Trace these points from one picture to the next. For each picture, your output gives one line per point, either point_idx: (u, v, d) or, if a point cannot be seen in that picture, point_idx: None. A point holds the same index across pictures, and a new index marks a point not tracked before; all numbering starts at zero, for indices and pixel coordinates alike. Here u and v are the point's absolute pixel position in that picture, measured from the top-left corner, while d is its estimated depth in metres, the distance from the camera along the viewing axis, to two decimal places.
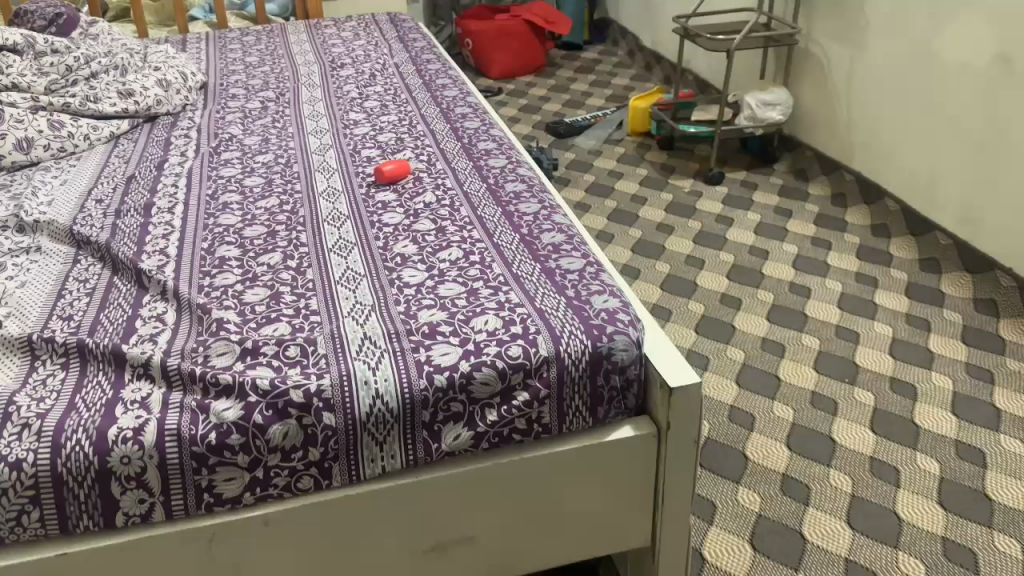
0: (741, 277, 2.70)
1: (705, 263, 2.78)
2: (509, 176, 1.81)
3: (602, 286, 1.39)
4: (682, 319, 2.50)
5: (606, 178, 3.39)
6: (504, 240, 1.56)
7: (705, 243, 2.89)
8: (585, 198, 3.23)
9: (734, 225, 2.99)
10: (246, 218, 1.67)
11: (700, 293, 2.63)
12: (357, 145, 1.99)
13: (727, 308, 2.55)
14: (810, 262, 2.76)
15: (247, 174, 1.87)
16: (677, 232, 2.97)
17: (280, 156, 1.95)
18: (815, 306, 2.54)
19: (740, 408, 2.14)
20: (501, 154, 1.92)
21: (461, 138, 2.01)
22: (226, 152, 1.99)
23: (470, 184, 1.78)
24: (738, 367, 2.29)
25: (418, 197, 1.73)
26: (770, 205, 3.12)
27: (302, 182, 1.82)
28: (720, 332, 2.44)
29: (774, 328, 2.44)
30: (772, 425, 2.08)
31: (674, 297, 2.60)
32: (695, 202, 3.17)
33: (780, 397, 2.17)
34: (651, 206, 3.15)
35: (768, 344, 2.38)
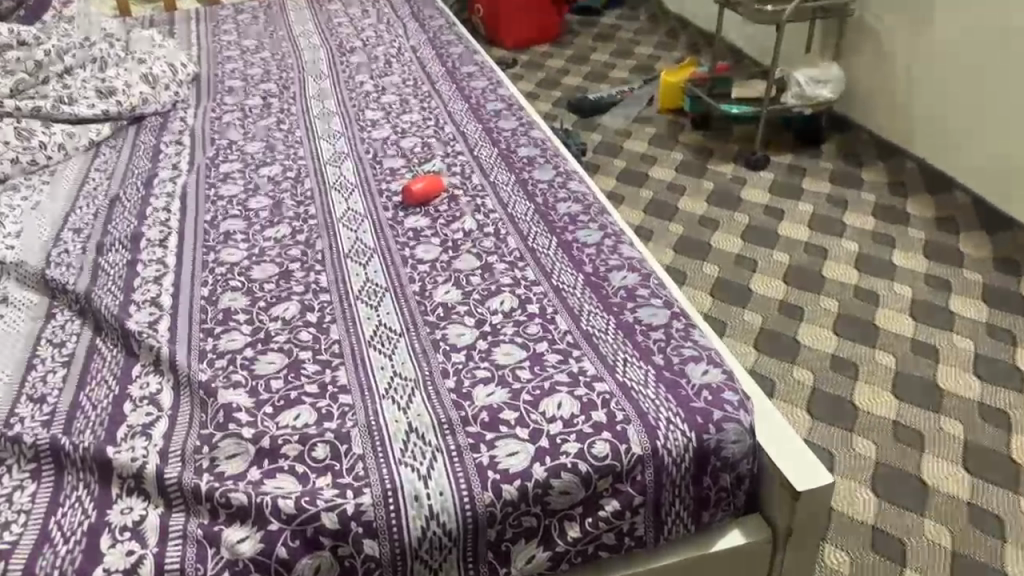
0: (800, 279, 2.43)
1: (756, 264, 2.52)
2: (559, 194, 1.55)
3: (696, 350, 1.15)
4: (738, 331, 2.25)
5: (638, 163, 3.12)
6: (564, 283, 1.31)
7: (755, 242, 2.63)
8: (616, 187, 2.97)
9: (785, 219, 2.73)
10: (255, 258, 1.42)
11: (754, 301, 2.36)
12: (379, 155, 1.73)
13: (787, 317, 2.28)
14: (873, 262, 2.50)
15: (252, 195, 1.61)
16: (721, 228, 2.71)
17: (290, 171, 1.69)
18: (885, 315, 2.28)
19: (814, 442, 1.89)
20: (546, 164, 1.66)
21: (498, 145, 1.75)
22: (225, 164, 1.72)
23: (516, 207, 1.52)
24: (808, 390, 2.03)
25: (456, 224, 1.48)
26: (821, 193, 2.85)
27: (318, 206, 1.56)
28: (782, 348, 2.18)
29: (842, 340, 2.19)
30: (854, 462, 1.84)
31: (726, 306, 2.34)
32: (739, 191, 2.91)
33: (859, 427, 1.93)
34: (690, 197, 2.89)
35: (837, 361, 2.12)
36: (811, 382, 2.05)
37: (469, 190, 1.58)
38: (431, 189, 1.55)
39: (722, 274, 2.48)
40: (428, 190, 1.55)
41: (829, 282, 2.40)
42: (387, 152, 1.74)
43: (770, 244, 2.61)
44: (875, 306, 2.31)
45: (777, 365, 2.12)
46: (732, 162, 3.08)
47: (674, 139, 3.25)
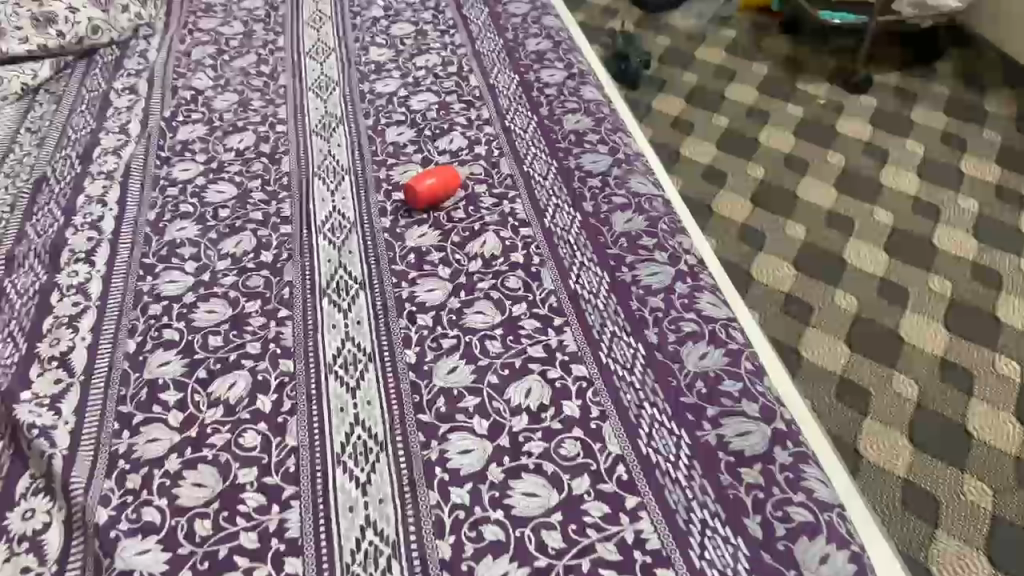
0: (905, 252, 2.02)
1: (853, 226, 2.09)
2: (615, 207, 1.17)
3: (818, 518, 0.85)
4: (825, 320, 1.87)
5: (712, 78, 2.61)
6: (616, 359, 0.99)
7: (853, 193, 2.18)
8: (687, 110, 2.50)
9: (890, 162, 2.26)
10: (203, 290, 1.06)
11: (848, 277, 1.97)
12: (381, 122, 1.32)
13: (888, 304, 1.90)
14: (998, 229, 2.05)
15: (214, 181, 1.23)
16: (810, 172, 2.26)
17: (264, 143, 1.29)
18: (1011, 306, 1.87)
19: (916, 486, 1.56)
20: (600, 148, 1.25)
21: (537, 111, 1.32)
22: (185, 128, 1.34)
23: (557, 228, 1.14)
24: (910, 410, 1.68)
25: (473, 249, 1.12)
26: (935, 129, 2.35)
27: (294, 204, 1.18)
28: (881, 346, 1.81)
29: (954, 342, 1.81)
30: (965, 521, 1.51)
31: (814, 283, 1.95)
32: (834, 120, 2.42)
33: (972, 466, 1.59)
34: (775, 126, 2.42)
35: (948, 369, 1.75)
36: (916, 403, 1.68)
37: (495, 188, 1.19)
38: (444, 185, 1.16)
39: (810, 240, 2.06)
40: (439, 187, 1.16)
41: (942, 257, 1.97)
42: (393, 117, 1.33)
43: (870, 197, 2.17)
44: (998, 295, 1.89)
45: (873, 371, 1.76)
46: (827, 81, 2.56)
47: (755, 47, 2.72)
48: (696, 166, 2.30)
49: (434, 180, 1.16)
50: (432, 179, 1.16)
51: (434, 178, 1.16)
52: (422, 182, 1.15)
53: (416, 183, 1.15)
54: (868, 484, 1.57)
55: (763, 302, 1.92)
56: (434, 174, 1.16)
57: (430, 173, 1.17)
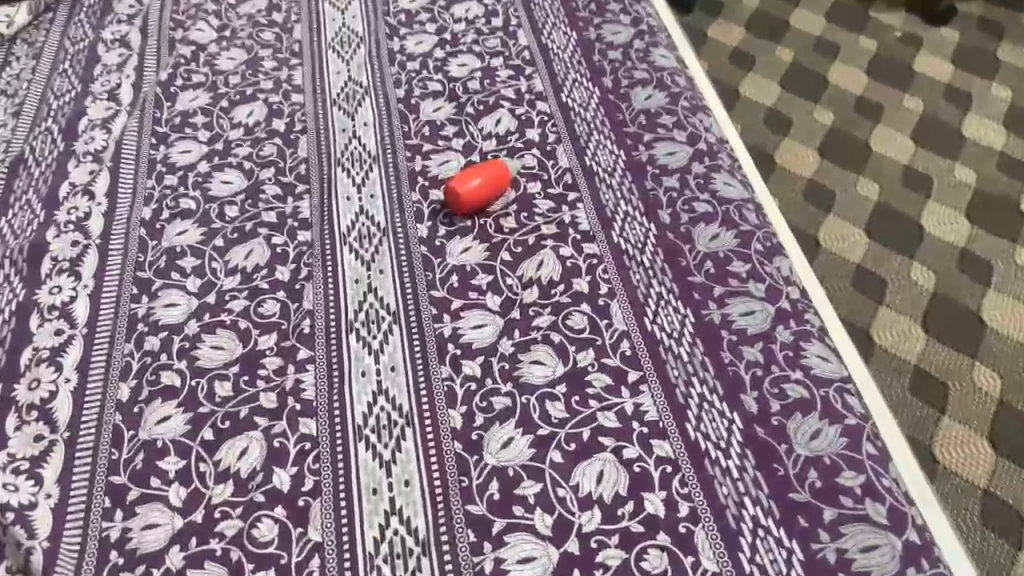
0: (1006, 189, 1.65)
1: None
2: (699, 215, 0.95)
3: None
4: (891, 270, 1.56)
5: None
6: (707, 433, 0.77)
7: (944, 117, 1.77)
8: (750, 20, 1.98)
9: (994, 90, 1.81)
10: (208, 318, 0.89)
11: (927, 216, 1.62)
12: (415, 93, 1.12)
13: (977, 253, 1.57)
14: None
15: (219, 168, 1.05)
16: (885, 118, 1.78)
17: (276, 118, 1.10)
18: None
19: (1002, 504, 1.28)
20: (677, 134, 1.04)
21: (600, 83, 1.11)
22: (185, 96, 1.14)
23: (628, 245, 0.92)
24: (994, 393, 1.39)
25: (528, 269, 0.90)
26: None
27: (313, 202, 0.99)
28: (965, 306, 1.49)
29: None
30: None
31: (885, 216, 1.63)
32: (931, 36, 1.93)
33: None
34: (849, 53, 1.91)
35: None
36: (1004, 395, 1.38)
37: (553, 184, 0.99)
38: (493, 186, 0.96)
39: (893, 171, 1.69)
40: (486, 188, 0.96)
41: None
42: (428, 87, 1.12)
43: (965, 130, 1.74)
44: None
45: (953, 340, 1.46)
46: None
47: None
48: (757, 36, 1.95)
49: (480, 179, 0.96)
50: (478, 178, 0.96)
51: (481, 177, 0.96)
52: (465, 181, 0.95)
53: (458, 183, 0.95)
54: (947, 500, 1.29)
55: (824, 211, 1.63)
56: (479, 171, 0.96)
57: (474, 170, 0.96)
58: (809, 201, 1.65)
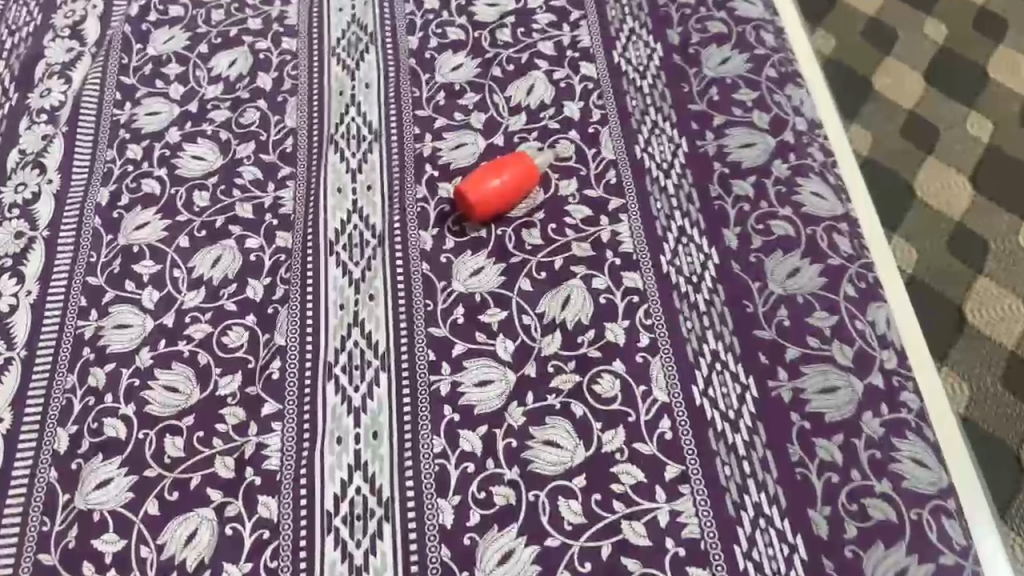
0: None
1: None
2: (776, 240, 0.75)
3: None
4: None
5: None
6: (759, 563, 0.62)
7: None
8: None
9: None
10: (163, 347, 0.74)
11: None
12: (430, 44, 0.90)
13: None
14: None
15: (190, 137, 0.87)
16: None
17: (262, 72, 0.90)
18: None
19: None
20: (757, 117, 0.82)
21: (663, 37, 0.88)
22: (159, 36, 0.95)
23: (680, 278, 0.74)
24: None
25: (550, 307, 0.73)
26: None
27: (298, 192, 0.82)
28: None
29: None
30: None
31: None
32: None
33: None
34: None
35: None
36: None
37: (591, 184, 0.79)
38: (516, 188, 0.77)
39: None
40: (507, 189, 0.77)
41: None
42: (448, 36, 0.91)
43: None
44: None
45: None
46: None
47: None
48: None
49: (500, 177, 0.77)
50: (498, 177, 0.77)
51: (501, 175, 0.77)
52: (479, 179, 0.77)
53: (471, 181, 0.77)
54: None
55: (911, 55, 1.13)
56: (501, 166, 0.78)
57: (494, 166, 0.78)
58: (867, 38, 1.14)
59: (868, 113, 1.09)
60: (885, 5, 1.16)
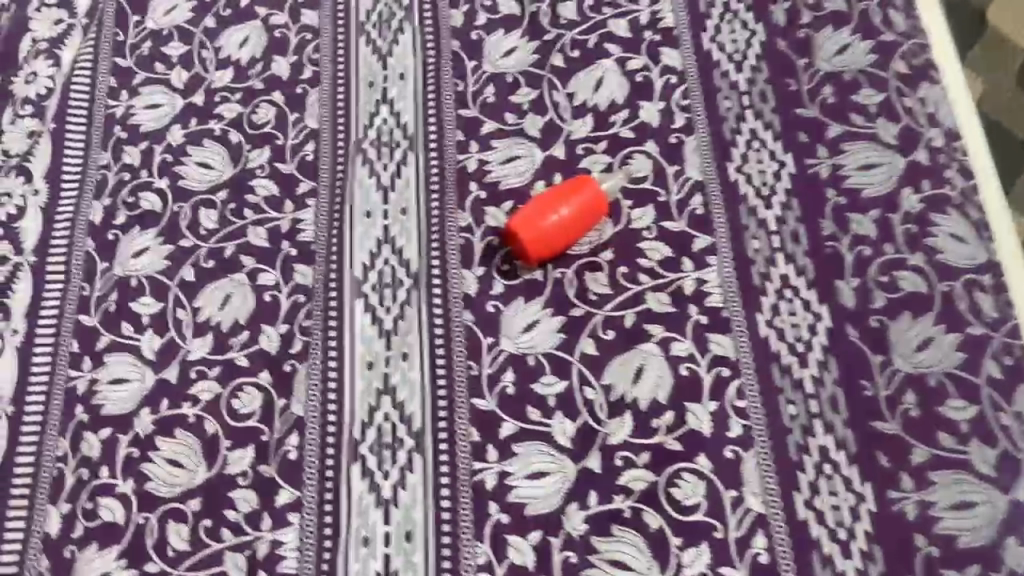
0: None
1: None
2: (902, 300, 0.60)
3: None
4: None
5: None
6: None
7: None
8: None
9: None
10: (165, 410, 0.64)
11: None
12: (478, 21, 0.74)
13: None
14: None
15: (195, 139, 0.74)
16: None
17: (278, 55, 0.76)
18: None
19: None
20: (883, 128, 0.66)
21: (766, 16, 0.71)
22: (160, 6, 0.80)
23: (782, 345, 0.60)
24: None
25: (619, 380, 0.60)
26: None
27: (320, 215, 0.69)
28: None
29: None
30: None
31: None
32: None
33: None
34: None
35: None
36: None
37: (672, 215, 0.65)
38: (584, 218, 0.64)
39: None
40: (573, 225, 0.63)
41: None
42: (500, 11, 0.74)
43: None
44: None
45: None
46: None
47: None
48: None
49: (563, 210, 0.63)
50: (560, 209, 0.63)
51: (566, 206, 0.63)
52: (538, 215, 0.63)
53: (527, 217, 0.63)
54: None
55: None
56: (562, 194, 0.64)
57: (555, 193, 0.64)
58: None
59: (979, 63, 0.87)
60: None
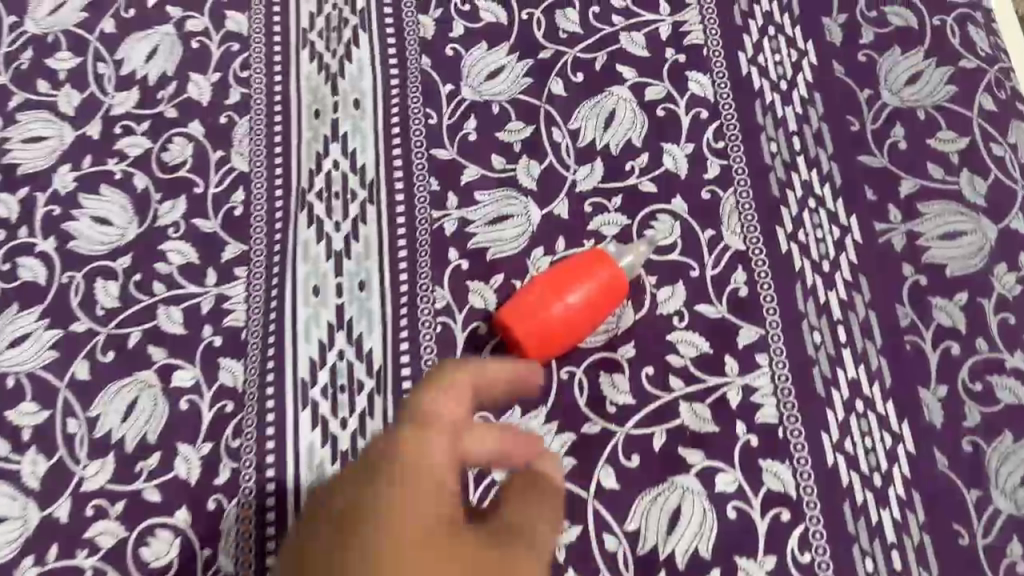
0: None
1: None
2: (1003, 416, 0.48)
3: None
4: None
5: None
6: None
7: None
8: None
9: None
10: (53, 562, 0.48)
11: None
12: (454, 31, 0.59)
13: None
14: None
15: (90, 185, 0.57)
16: None
17: (196, 73, 0.59)
18: None
19: None
20: (968, 181, 0.52)
21: (818, 31, 0.56)
22: (42, 2, 0.63)
23: (854, 475, 0.47)
24: None
25: (649, 525, 0.46)
26: None
27: (253, 291, 0.53)
28: None
29: None
30: None
31: None
32: None
33: None
34: None
35: None
36: None
37: (708, 297, 0.51)
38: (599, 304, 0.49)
39: None
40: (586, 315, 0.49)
41: None
42: (481, 19, 0.59)
43: None
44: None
45: None
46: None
47: None
48: None
49: (576, 295, 0.48)
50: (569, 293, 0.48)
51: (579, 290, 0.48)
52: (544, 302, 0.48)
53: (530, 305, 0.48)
54: None
55: None
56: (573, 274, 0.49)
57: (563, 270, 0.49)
58: None
59: None
60: None
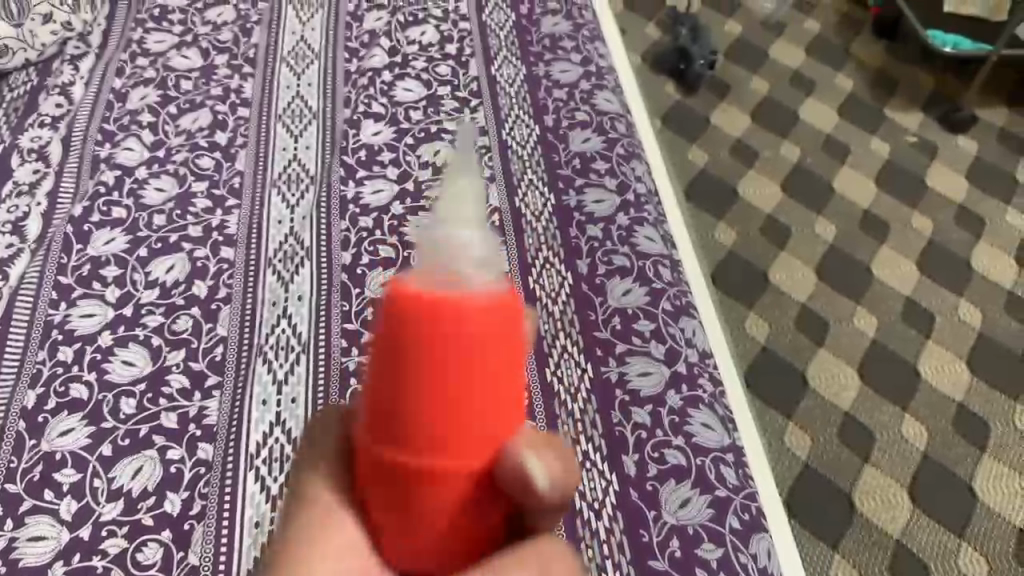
0: (922, 319, 1.67)
1: (827, 332, 1.66)
2: (670, 470, 0.82)
3: None
4: (820, 418, 1.55)
5: (772, 123, 1.99)
6: None
7: (896, 241, 1.79)
8: (736, 206, 1.85)
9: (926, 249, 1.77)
10: (77, 562, 0.76)
11: (869, 352, 1.63)
12: (362, 260, 0.98)
13: (886, 345, 1.64)
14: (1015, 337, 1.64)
15: (122, 342, 0.90)
16: (835, 213, 1.84)
17: (198, 280, 0.96)
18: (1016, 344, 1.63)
19: (914, 551, 1.39)
20: (654, 348, 0.91)
21: (574, 267, 0.98)
22: (99, 237, 0.99)
23: (583, 503, 0.80)
24: (910, 512, 1.43)
25: None
26: (952, 201, 1.84)
27: (223, 404, 0.86)
28: (884, 373, 1.60)
29: (976, 386, 1.58)
30: None
31: (837, 315, 1.68)
32: (887, 158, 1.92)
33: (973, 534, 1.41)
34: (816, 199, 1.86)
35: (965, 406, 1.55)
36: (912, 524, 1.42)
37: None
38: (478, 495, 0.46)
39: (859, 325, 1.67)
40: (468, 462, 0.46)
41: (947, 316, 1.67)
42: (378, 253, 0.98)
43: (900, 246, 1.78)
44: (1022, 482, 1.46)
45: (869, 413, 1.55)
46: (921, 107, 2.00)
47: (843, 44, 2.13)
48: (748, 247, 1.78)
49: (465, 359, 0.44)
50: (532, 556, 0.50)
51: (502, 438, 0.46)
52: (462, 378, 0.44)
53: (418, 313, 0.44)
54: (856, 557, 1.39)
55: (789, 384, 1.59)
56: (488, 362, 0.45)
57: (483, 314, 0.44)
58: (765, 355, 1.63)
59: (799, 417, 1.55)
60: (807, 300, 1.70)
